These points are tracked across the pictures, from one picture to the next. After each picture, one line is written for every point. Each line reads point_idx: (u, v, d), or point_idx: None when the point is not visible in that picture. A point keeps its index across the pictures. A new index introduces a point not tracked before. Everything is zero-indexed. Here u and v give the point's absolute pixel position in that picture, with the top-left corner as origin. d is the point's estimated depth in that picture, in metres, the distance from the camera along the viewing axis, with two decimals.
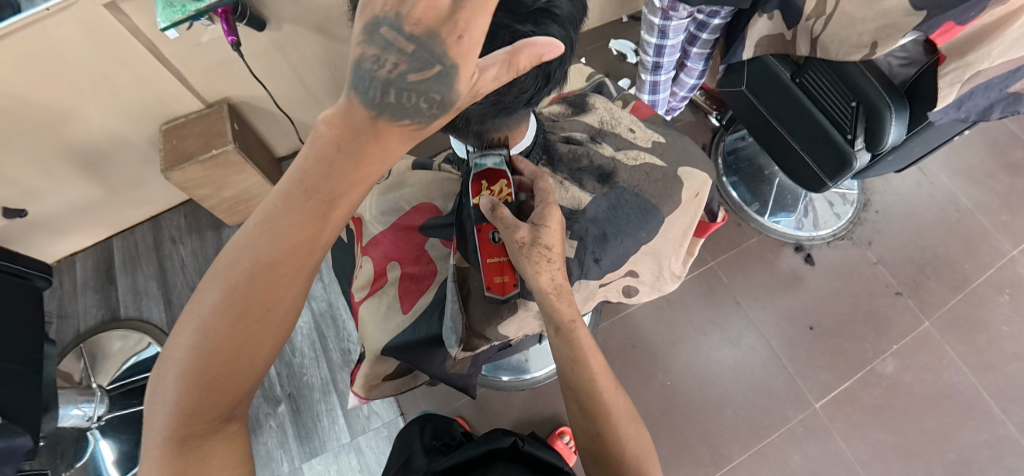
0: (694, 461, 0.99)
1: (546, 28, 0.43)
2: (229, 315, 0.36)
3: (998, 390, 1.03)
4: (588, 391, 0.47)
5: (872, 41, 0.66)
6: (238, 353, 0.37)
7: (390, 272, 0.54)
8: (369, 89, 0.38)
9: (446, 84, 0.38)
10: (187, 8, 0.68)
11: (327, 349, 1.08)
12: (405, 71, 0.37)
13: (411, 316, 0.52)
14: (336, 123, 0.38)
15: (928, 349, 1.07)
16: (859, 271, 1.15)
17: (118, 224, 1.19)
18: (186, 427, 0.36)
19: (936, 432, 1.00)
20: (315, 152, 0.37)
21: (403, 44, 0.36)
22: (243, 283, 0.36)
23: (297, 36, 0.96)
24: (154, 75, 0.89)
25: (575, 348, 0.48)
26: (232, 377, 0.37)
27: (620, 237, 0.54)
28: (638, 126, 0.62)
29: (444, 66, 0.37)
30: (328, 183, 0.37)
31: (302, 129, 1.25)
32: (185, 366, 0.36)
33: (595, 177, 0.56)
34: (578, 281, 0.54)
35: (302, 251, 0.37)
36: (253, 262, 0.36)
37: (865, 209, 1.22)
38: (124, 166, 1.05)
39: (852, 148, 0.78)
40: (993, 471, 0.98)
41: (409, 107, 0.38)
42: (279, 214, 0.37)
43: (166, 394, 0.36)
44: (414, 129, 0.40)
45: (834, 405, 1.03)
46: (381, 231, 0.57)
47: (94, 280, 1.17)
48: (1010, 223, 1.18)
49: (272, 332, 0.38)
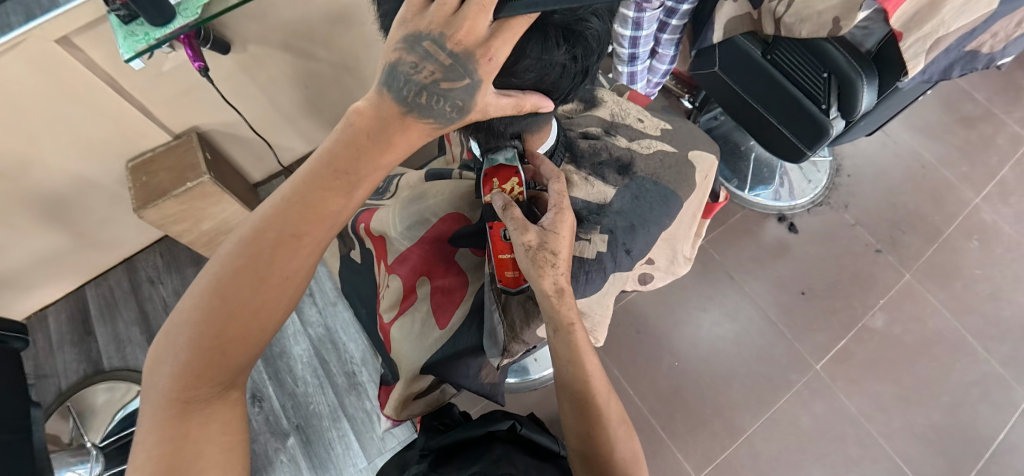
0: (710, 435, 1.01)
1: (587, 24, 0.41)
2: (248, 279, 0.35)
3: (979, 330, 1.10)
4: (581, 393, 0.44)
5: (834, 18, 0.66)
6: (254, 317, 0.36)
7: (419, 287, 0.54)
8: (402, 88, 0.37)
9: (471, 94, 0.37)
10: (150, 35, 0.61)
11: (331, 374, 1.04)
12: (438, 79, 0.36)
13: (449, 331, 0.51)
14: (365, 112, 0.38)
15: (912, 299, 1.12)
16: (839, 233, 1.20)
17: (90, 271, 1.13)
18: (191, 389, 0.35)
19: (928, 377, 1.06)
20: (346, 137, 0.37)
21: (442, 59, 0.35)
22: (266, 249, 0.36)
23: (264, 56, 0.92)
24: (114, 108, 0.84)
25: (573, 352, 0.44)
26: (237, 344, 0.36)
27: (647, 225, 0.56)
28: (645, 116, 0.64)
29: (473, 82, 0.36)
30: (356, 165, 0.37)
31: (277, 152, 1.21)
32: (195, 328, 0.35)
33: (616, 170, 0.57)
34: (612, 274, 0.54)
35: (321, 224, 0.37)
36: (278, 235, 0.36)
37: (839, 174, 1.27)
38: (89, 210, 0.99)
39: (827, 116, 0.81)
40: (984, 407, 1.04)
41: (435, 109, 0.37)
42: (305, 191, 0.37)
43: (172, 355, 0.35)
44: (434, 128, 0.39)
45: (834, 364, 1.07)
46: (409, 247, 0.55)
47: (70, 334, 1.10)
48: (969, 173, 1.25)
49: (271, 310, 0.37)
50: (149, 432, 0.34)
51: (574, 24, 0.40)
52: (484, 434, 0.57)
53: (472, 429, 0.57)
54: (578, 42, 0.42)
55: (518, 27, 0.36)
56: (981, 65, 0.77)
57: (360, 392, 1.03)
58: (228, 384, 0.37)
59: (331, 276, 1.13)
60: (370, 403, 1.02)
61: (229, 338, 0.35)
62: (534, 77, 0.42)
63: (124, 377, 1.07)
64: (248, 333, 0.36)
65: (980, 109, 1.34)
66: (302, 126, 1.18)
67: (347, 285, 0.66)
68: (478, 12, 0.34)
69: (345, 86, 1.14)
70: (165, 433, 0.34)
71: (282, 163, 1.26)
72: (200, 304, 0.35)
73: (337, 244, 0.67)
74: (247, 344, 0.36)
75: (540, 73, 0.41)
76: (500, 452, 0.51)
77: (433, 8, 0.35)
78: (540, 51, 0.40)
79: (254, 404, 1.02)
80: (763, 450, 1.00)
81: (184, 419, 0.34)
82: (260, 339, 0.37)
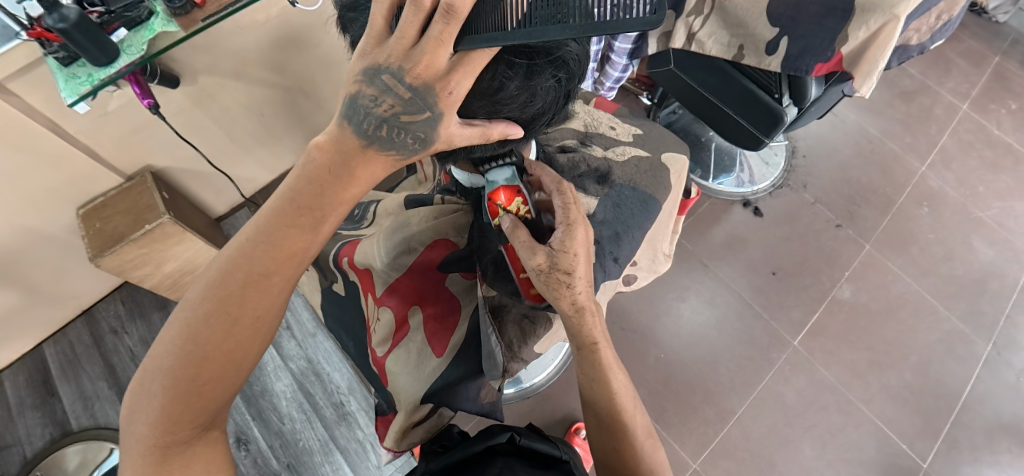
0: (703, 422, 1.03)
1: (564, 48, 0.40)
2: (221, 321, 0.35)
3: (938, 290, 1.17)
4: (608, 409, 0.46)
5: (739, 44, 0.80)
6: (227, 360, 0.35)
7: (412, 317, 0.53)
8: (363, 121, 0.37)
9: (433, 126, 0.37)
10: (93, 76, 0.58)
11: (318, 408, 1.01)
12: (398, 113, 0.36)
13: (447, 358, 0.51)
14: (327, 147, 0.37)
15: (874, 268, 1.18)
16: (801, 213, 1.25)
17: (46, 328, 1.06)
18: (170, 434, 0.34)
19: (896, 340, 1.11)
20: (308, 172, 0.37)
21: (402, 92, 0.35)
22: (236, 289, 0.35)
23: (216, 87, 0.88)
24: (59, 153, 0.79)
25: (598, 368, 0.47)
26: (213, 386, 0.35)
27: (630, 231, 0.57)
28: (617, 122, 0.65)
29: (433, 114, 0.36)
30: (321, 200, 0.37)
31: (238, 183, 1.17)
32: (169, 373, 0.34)
33: (595, 180, 0.58)
34: (603, 282, 0.55)
35: (290, 263, 0.37)
36: (247, 274, 0.35)
37: (795, 155, 1.32)
38: (38, 264, 0.93)
39: (781, 104, 0.85)
40: (950, 361, 1.10)
41: (396, 141, 0.38)
42: (270, 229, 0.36)
43: (146, 402, 0.34)
44: (397, 160, 0.39)
45: (810, 338, 1.11)
46: (396, 278, 0.54)
47: (31, 397, 1.03)
48: (913, 143, 1.33)
49: (244, 349, 0.36)
50: None
51: (556, 50, 0.40)
52: (483, 450, 0.55)
53: (471, 448, 0.55)
54: (555, 65, 0.41)
55: (478, 60, 0.35)
56: (915, 52, 0.81)
57: (350, 422, 1.01)
58: (208, 423, 0.36)
59: (307, 306, 1.10)
60: (362, 432, 1.00)
61: (205, 380, 0.34)
62: (514, 107, 0.42)
63: (96, 435, 1.01)
64: (225, 374, 0.35)
65: (916, 83, 1.43)
66: (260, 155, 1.14)
67: (330, 319, 0.65)
68: (437, 46, 0.33)
69: (303, 109, 1.11)
70: None
71: (244, 194, 1.22)
72: (172, 352, 0.34)
73: (317, 277, 0.66)
74: (224, 385, 0.36)
75: (526, 104, 0.42)
76: (502, 467, 0.50)
77: (392, 41, 0.34)
78: (523, 78, 0.40)
79: (240, 449, 0.98)
80: (754, 429, 1.03)
81: (164, 464, 0.33)
82: (236, 380, 0.37)
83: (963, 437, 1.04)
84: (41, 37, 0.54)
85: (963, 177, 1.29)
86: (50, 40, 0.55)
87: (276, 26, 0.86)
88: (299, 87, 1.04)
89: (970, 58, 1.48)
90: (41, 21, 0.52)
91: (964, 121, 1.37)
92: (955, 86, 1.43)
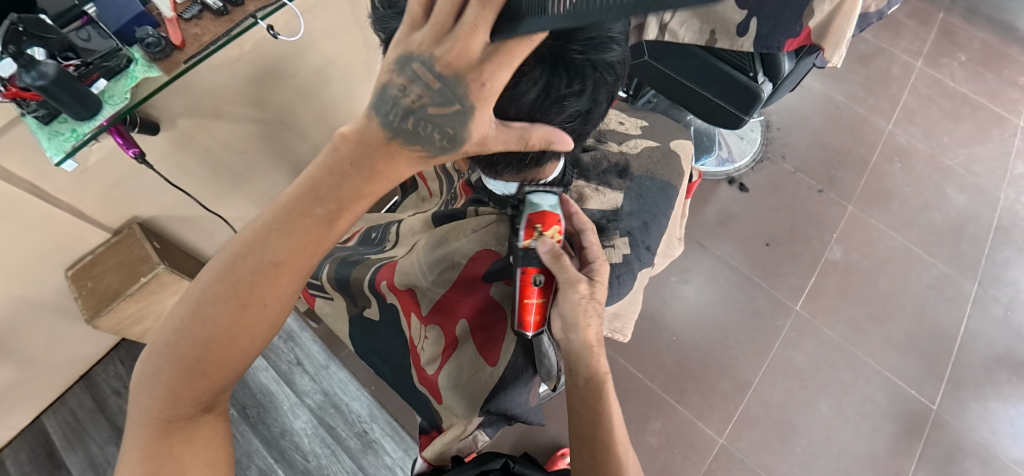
0: (723, 397, 1.06)
1: (607, 53, 0.39)
2: (230, 305, 0.37)
3: (922, 240, 1.22)
4: (602, 443, 0.45)
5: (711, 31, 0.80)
6: (232, 345, 0.38)
7: (459, 330, 0.54)
8: (390, 112, 0.36)
9: (462, 123, 0.36)
10: (78, 132, 0.53)
11: (341, 440, 1.00)
12: (426, 105, 0.35)
13: (500, 367, 0.53)
14: (351, 139, 0.37)
15: (860, 227, 1.23)
16: (784, 183, 1.29)
17: (44, 399, 1.02)
18: (172, 409, 0.38)
19: (888, 291, 1.16)
20: (330, 163, 0.37)
21: (430, 82, 0.34)
22: (247, 275, 0.37)
23: (196, 128, 0.86)
24: (41, 216, 0.76)
25: (596, 398, 0.46)
26: (217, 368, 0.38)
27: (657, 220, 0.58)
28: (624, 117, 0.67)
29: (463, 108, 0.35)
30: (339, 193, 0.37)
31: (228, 224, 1.15)
32: (177, 347, 0.37)
33: (617, 175, 0.59)
34: (639, 270, 0.57)
35: (303, 254, 0.38)
36: (259, 260, 0.37)
37: (770, 129, 1.36)
38: (30, 332, 0.89)
39: (756, 82, 0.88)
40: (942, 304, 1.15)
41: (423, 136, 0.36)
42: (285, 219, 0.37)
43: (155, 373, 0.38)
44: (421, 156, 0.38)
45: (810, 302, 1.15)
46: (443, 293, 0.55)
47: (37, 472, 0.99)
48: (877, 104, 1.40)
49: (251, 334, 0.39)
50: (135, 447, 0.38)
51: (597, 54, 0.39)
52: None
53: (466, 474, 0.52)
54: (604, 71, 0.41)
55: (514, 52, 0.32)
56: (874, 18, 0.85)
57: (377, 449, 1.00)
58: (207, 405, 0.40)
59: (316, 339, 1.08)
60: (390, 458, 0.99)
61: (209, 361, 0.38)
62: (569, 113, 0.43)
63: None
64: (229, 357, 0.38)
65: (872, 47, 1.50)
66: (247, 193, 1.12)
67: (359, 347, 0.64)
68: (471, 33, 0.32)
69: (286, 141, 1.10)
70: (148, 449, 0.37)
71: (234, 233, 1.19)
72: (184, 329, 0.37)
73: (344, 302, 0.66)
74: (228, 368, 0.39)
75: (582, 107, 0.43)
76: None
77: (425, 31, 0.33)
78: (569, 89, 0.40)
79: None
80: (772, 397, 1.06)
81: (166, 437, 0.38)
82: (241, 363, 0.40)
83: (965, 374, 1.09)
84: (16, 96, 0.49)
85: (928, 130, 1.36)
86: (27, 99, 0.49)
87: (252, 60, 0.85)
88: (279, 119, 1.03)
89: (917, 17, 1.56)
90: (15, 81, 0.46)
91: (921, 78, 1.45)
92: (907, 45, 1.50)
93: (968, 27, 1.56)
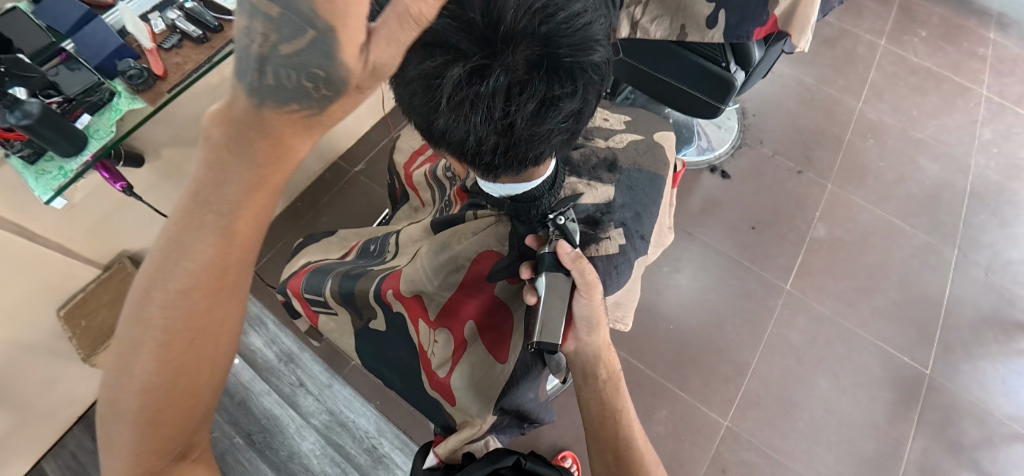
0: (724, 380, 1.08)
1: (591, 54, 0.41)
2: (153, 351, 0.32)
3: (900, 211, 1.26)
4: (626, 447, 0.49)
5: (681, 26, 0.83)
6: (178, 389, 0.33)
7: (467, 333, 0.56)
8: (247, 71, 0.30)
9: (326, 55, 0.30)
10: (66, 169, 0.52)
11: (351, 457, 1.00)
12: (276, 43, 0.29)
13: (510, 363, 0.55)
14: (218, 119, 0.32)
15: (841, 204, 1.27)
16: (764, 166, 1.33)
17: (42, 444, 1.00)
18: (142, 465, 0.34)
19: (871, 263, 1.20)
20: (206, 159, 0.32)
21: (268, 11, 0.28)
22: (156, 314, 0.32)
23: (180, 157, 0.86)
24: (30, 259, 0.75)
25: (605, 405, 0.51)
26: (169, 418, 0.34)
27: (648, 210, 0.60)
28: (607, 113, 0.69)
29: (318, 33, 0.29)
30: (226, 190, 0.32)
31: None
32: (117, 408, 0.33)
33: (606, 169, 0.61)
34: (635, 259, 0.58)
35: (217, 271, 0.33)
36: (164, 292, 0.32)
37: (745, 115, 1.40)
38: (24, 377, 0.87)
39: (728, 71, 0.91)
40: (925, 271, 1.19)
41: (291, 87, 0.31)
42: (178, 238, 0.32)
43: (107, 439, 0.34)
44: (307, 115, 0.32)
45: (800, 280, 1.18)
46: (449, 296, 0.56)
47: None
48: (846, 84, 1.44)
49: (200, 373, 0.34)
50: None
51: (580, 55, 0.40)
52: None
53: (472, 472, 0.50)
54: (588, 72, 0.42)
55: None
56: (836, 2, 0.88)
57: (387, 463, 1.00)
58: (180, 451, 0.36)
59: (316, 358, 1.08)
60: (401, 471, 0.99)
61: (157, 414, 0.33)
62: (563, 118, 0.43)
63: None
64: (180, 401, 0.34)
65: (837, 29, 1.54)
66: None
67: None
68: None
69: None
70: None
71: None
72: (115, 388, 0.33)
73: (347, 314, 0.67)
74: (185, 413, 0.34)
75: (576, 107, 0.43)
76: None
77: None
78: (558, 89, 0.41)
79: None
80: (771, 376, 1.08)
81: None
82: (199, 404, 0.35)
83: (953, 337, 1.12)
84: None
85: (897, 105, 1.41)
86: (11, 138, 0.48)
87: None
88: None
89: None
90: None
91: (886, 55, 1.50)
92: (870, 25, 1.56)
93: (926, 4, 1.62)
